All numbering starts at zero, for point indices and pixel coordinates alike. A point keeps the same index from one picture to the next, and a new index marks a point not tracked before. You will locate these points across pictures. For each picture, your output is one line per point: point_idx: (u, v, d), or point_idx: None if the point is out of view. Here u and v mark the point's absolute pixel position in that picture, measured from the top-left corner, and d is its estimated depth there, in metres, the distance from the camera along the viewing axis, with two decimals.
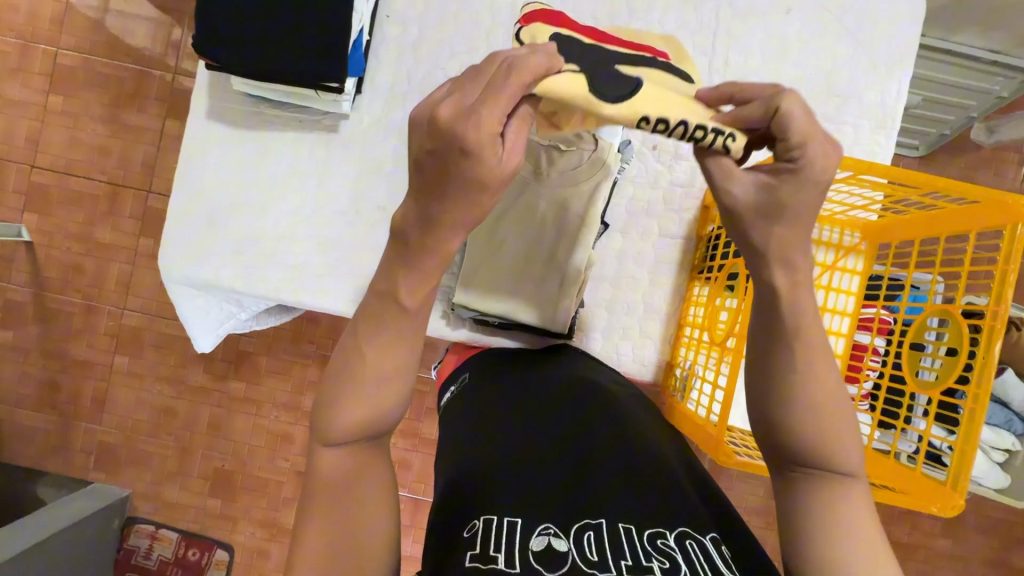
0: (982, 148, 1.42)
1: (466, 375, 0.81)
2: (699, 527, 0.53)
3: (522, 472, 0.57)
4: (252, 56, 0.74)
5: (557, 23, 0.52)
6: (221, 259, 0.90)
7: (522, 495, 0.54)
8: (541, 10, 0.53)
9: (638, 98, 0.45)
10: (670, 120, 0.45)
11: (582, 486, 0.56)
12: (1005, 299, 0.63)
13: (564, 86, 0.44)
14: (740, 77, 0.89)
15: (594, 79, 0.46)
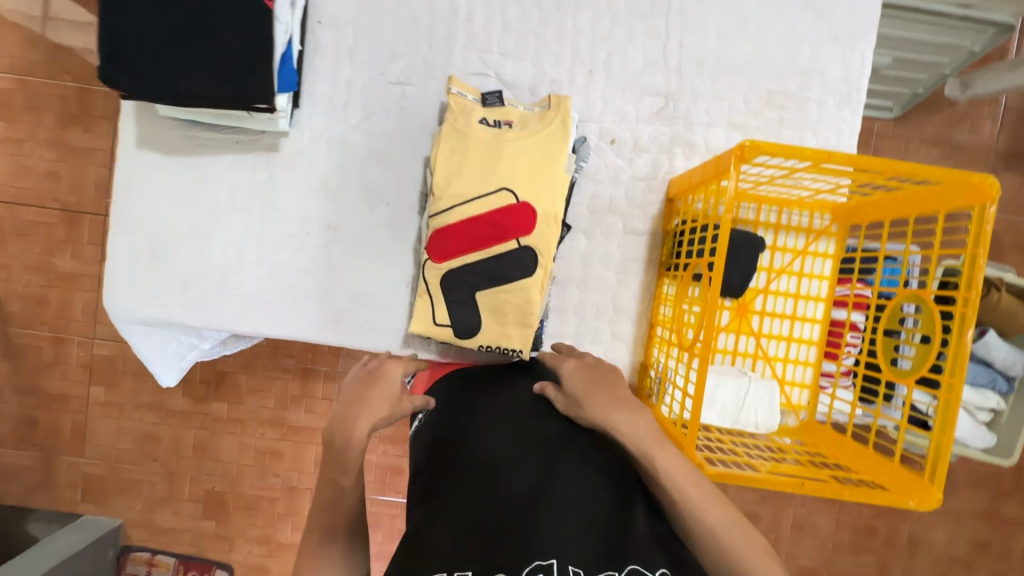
0: (957, 104, 1.39)
1: (432, 403, 0.79)
2: (648, 562, 0.56)
3: (482, 519, 0.58)
4: (169, 81, 0.69)
5: (446, 243, 0.77)
6: (171, 294, 0.86)
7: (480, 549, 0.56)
8: (437, 233, 0.78)
9: (479, 332, 0.79)
10: (495, 345, 0.79)
11: (539, 528, 0.57)
12: (976, 285, 0.61)
13: (438, 330, 0.80)
14: (697, 60, 0.85)
15: (455, 321, 0.80)
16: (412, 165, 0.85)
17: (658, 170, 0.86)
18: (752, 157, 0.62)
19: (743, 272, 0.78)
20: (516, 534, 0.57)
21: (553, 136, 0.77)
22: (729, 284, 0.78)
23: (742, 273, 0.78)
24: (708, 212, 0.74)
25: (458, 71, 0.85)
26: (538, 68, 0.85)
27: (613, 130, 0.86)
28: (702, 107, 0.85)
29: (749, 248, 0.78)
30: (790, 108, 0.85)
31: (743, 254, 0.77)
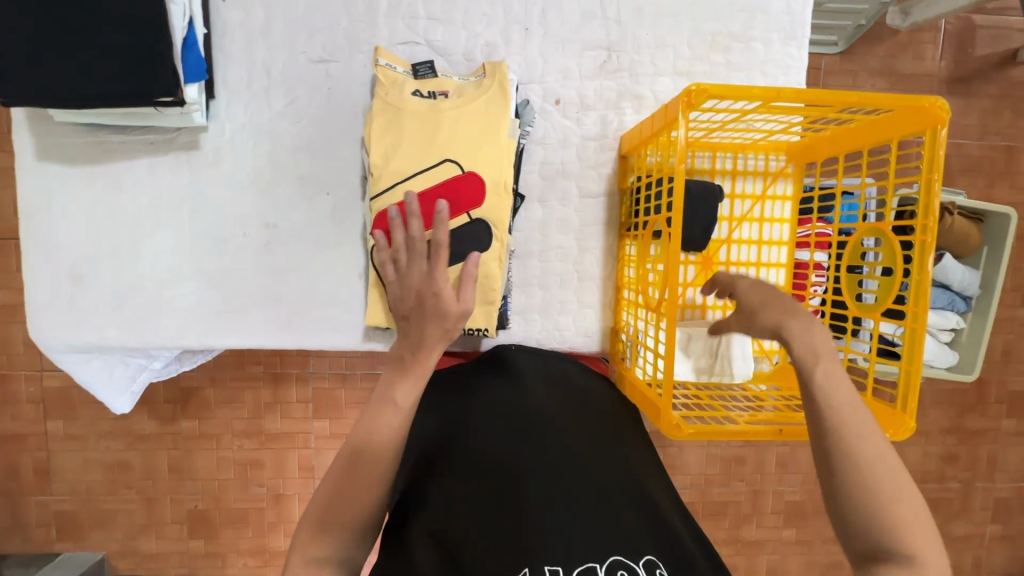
0: (898, 33, 1.38)
1: None
2: (635, 552, 0.55)
3: (456, 524, 0.57)
4: (55, 82, 0.62)
5: (394, 228, 0.73)
6: (103, 317, 0.79)
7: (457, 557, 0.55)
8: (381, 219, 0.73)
9: None
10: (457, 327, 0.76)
11: (514, 529, 0.56)
12: (933, 212, 0.60)
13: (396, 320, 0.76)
14: (635, 6, 0.80)
15: None
16: (349, 149, 0.80)
17: (608, 127, 0.82)
18: (701, 102, 0.59)
19: (703, 223, 0.75)
20: (492, 536, 0.56)
21: (492, 95, 0.73)
22: (691, 236, 0.76)
23: (703, 225, 0.75)
24: (662, 164, 0.71)
25: (384, 42, 0.79)
26: (470, 31, 0.79)
27: (557, 89, 0.81)
28: (646, 56, 0.82)
29: (706, 198, 0.75)
30: (736, 49, 0.82)
31: (701, 205, 0.75)
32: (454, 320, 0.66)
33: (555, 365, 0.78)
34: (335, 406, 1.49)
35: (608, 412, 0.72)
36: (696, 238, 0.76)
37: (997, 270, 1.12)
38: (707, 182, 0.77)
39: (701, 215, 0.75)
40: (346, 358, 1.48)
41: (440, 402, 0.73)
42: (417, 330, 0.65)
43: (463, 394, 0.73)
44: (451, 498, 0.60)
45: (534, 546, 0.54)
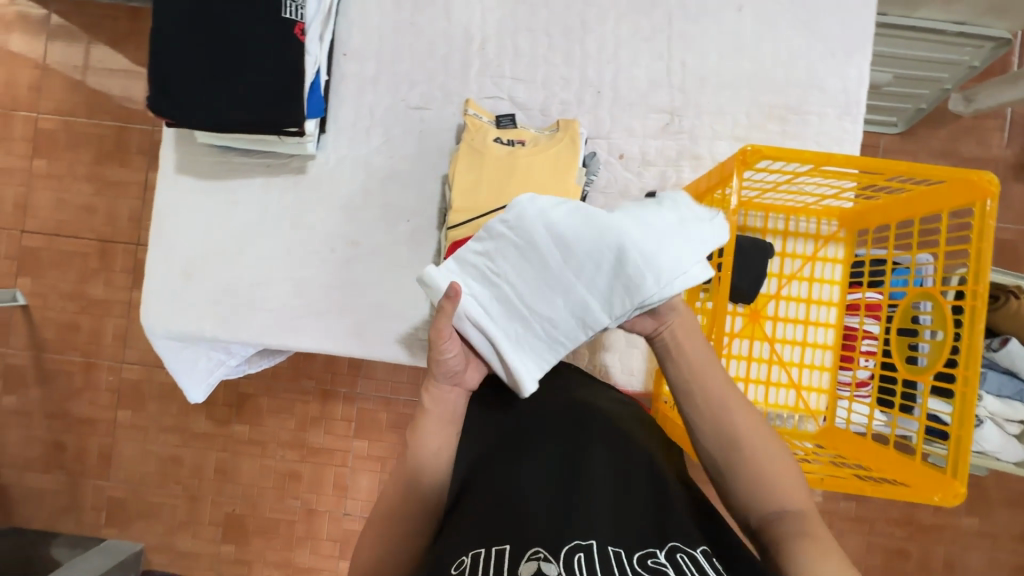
0: (961, 118, 1.41)
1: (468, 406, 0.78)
2: (689, 541, 0.55)
3: (510, 506, 0.59)
4: (209, 108, 0.75)
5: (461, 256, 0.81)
6: (201, 311, 0.91)
7: (511, 527, 0.56)
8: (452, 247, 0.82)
9: None
10: None
11: (570, 510, 0.58)
12: (983, 278, 0.63)
13: None
14: (698, 78, 0.89)
15: None
16: (431, 183, 0.90)
17: (666, 182, 0.89)
18: (754, 161, 0.66)
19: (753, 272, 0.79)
20: (544, 512, 0.58)
21: (565, 144, 0.82)
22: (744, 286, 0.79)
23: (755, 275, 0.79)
24: (713, 219, 0.77)
25: (473, 95, 0.90)
26: (548, 90, 0.90)
27: (622, 146, 0.90)
28: (706, 121, 0.89)
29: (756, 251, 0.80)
30: (792, 120, 0.89)
31: (754, 255, 0.79)
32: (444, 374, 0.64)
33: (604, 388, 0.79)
34: (375, 427, 1.55)
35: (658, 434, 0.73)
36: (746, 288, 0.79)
37: None
38: (756, 238, 0.82)
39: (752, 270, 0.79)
40: (392, 382, 1.55)
41: (486, 404, 0.74)
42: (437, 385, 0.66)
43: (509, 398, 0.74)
44: (511, 479, 0.62)
45: (593, 525, 0.56)
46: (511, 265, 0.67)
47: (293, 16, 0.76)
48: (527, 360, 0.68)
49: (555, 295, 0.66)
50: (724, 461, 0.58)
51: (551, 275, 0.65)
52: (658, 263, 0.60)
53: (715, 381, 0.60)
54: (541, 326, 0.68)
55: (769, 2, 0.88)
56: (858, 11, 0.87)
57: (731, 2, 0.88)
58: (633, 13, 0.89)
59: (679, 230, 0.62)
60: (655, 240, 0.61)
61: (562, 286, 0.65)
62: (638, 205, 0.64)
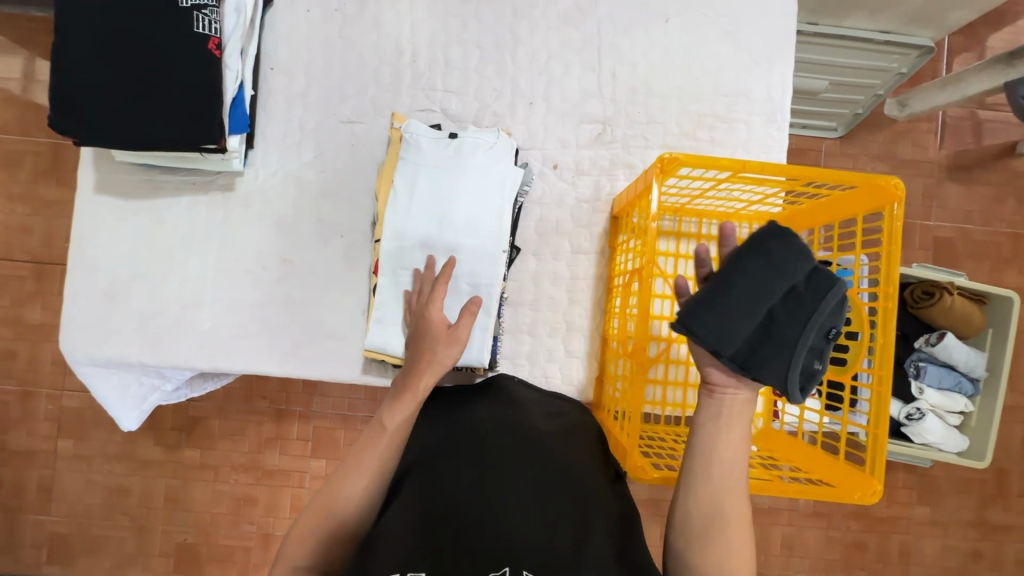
0: (895, 122, 1.47)
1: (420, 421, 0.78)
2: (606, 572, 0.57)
3: (438, 528, 0.61)
4: (120, 126, 0.72)
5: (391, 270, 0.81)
6: (127, 336, 0.87)
7: (431, 553, 0.58)
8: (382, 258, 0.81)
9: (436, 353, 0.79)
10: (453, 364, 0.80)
11: (493, 530, 0.60)
12: (893, 279, 0.64)
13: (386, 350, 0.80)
14: (630, 88, 0.90)
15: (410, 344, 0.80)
16: (365, 196, 0.89)
17: (601, 191, 0.90)
18: (672, 169, 0.67)
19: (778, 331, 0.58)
20: (477, 534, 0.60)
21: (500, 144, 0.79)
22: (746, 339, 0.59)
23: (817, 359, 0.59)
24: (642, 226, 0.78)
25: (404, 108, 0.90)
26: (481, 102, 0.90)
27: (557, 155, 0.90)
28: (637, 131, 0.90)
29: (771, 278, 0.57)
30: (720, 128, 0.90)
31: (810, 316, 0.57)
32: (443, 344, 0.73)
33: (548, 400, 0.82)
34: (333, 447, 1.51)
35: (589, 445, 0.75)
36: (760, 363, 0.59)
37: (1003, 352, 1.12)
38: (774, 227, 0.59)
39: (778, 328, 0.57)
40: (350, 399, 1.52)
41: (436, 418, 0.77)
42: (426, 351, 0.72)
43: (459, 414, 0.77)
44: (449, 498, 0.64)
45: (511, 546, 0.58)
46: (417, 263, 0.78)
47: (206, 31, 0.73)
48: (478, 345, 0.79)
49: (459, 254, 0.78)
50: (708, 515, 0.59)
51: (437, 245, 0.78)
52: (494, 197, 0.78)
53: (732, 477, 0.60)
54: (468, 284, 0.79)
55: (694, 14, 0.90)
56: (779, 21, 0.90)
57: (658, 15, 0.90)
58: (563, 25, 0.90)
59: (459, 156, 0.78)
60: (482, 178, 0.78)
61: (461, 244, 0.77)
62: (447, 153, 0.78)
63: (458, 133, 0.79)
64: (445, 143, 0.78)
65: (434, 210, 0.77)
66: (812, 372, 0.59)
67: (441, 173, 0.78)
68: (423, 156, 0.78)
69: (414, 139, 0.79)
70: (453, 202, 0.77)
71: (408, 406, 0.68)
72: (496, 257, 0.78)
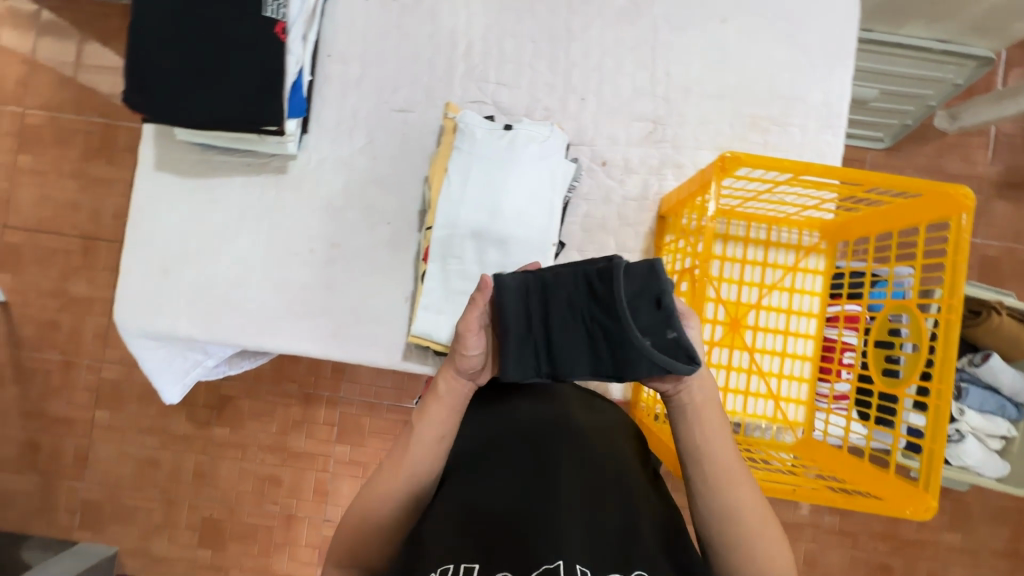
0: (946, 135, 1.43)
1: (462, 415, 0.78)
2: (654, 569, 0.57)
3: (481, 521, 0.61)
4: (187, 105, 0.74)
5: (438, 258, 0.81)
6: (177, 310, 0.89)
7: (475, 547, 0.58)
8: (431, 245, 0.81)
9: None
10: None
11: (539, 523, 0.59)
12: (958, 291, 0.62)
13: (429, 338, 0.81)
14: (683, 87, 0.90)
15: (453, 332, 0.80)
16: (413, 184, 0.90)
17: (648, 190, 0.89)
18: (732, 169, 0.66)
19: (608, 333, 0.59)
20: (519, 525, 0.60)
21: (553, 138, 0.80)
22: (597, 358, 0.61)
23: (667, 326, 0.58)
24: (694, 226, 0.78)
25: (456, 99, 0.90)
26: (532, 96, 0.90)
27: (606, 152, 0.90)
28: (689, 131, 0.90)
29: (549, 308, 0.61)
30: (774, 131, 0.89)
31: (620, 296, 0.57)
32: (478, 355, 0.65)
33: (585, 394, 0.81)
34: (358, 433, 1.53)
35: (629, 445, 0.74)
36: (626, 366, 0.59)
37: None
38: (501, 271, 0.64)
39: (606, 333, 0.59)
40: (376, 387, 1.54)
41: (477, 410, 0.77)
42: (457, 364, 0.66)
43: (497, 404, 0.76)
44: (490, 492, 0.64)
45: (560, 539, 0.57)
46: (467, 252, 0.78)
47: (274, 15, 0.75)
48: None
49: (509, 245, 0.78)
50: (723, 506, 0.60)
51: (486, 235, 0.78)
52: (545, 190, 0.79)
53: (729, 461, 0.61)
54: None
55: (753, 15, 0.89)
56: (841, 24, 0.88)
57: (716, 14, 0.89)
58: (618, 22, 0.90)
59: (513, 148, 0.78)
60: (535, 170, 0.78)
61: (512, 235, 0.78)
62: (501, 144, 0.78)
63: (513, 126, 0.80)
64: (501, 135, 0.79)
65: (486, 200, 0.78)
66: (673, 340, 0.58)
67: (494, 163, 0.78)
68: (477, 146, 0.79)
69: (469, 129, 0.79)
70: (506, 193, 0.77)
71: (439, 422, 0.66)
72: (545, 250, 0.79)
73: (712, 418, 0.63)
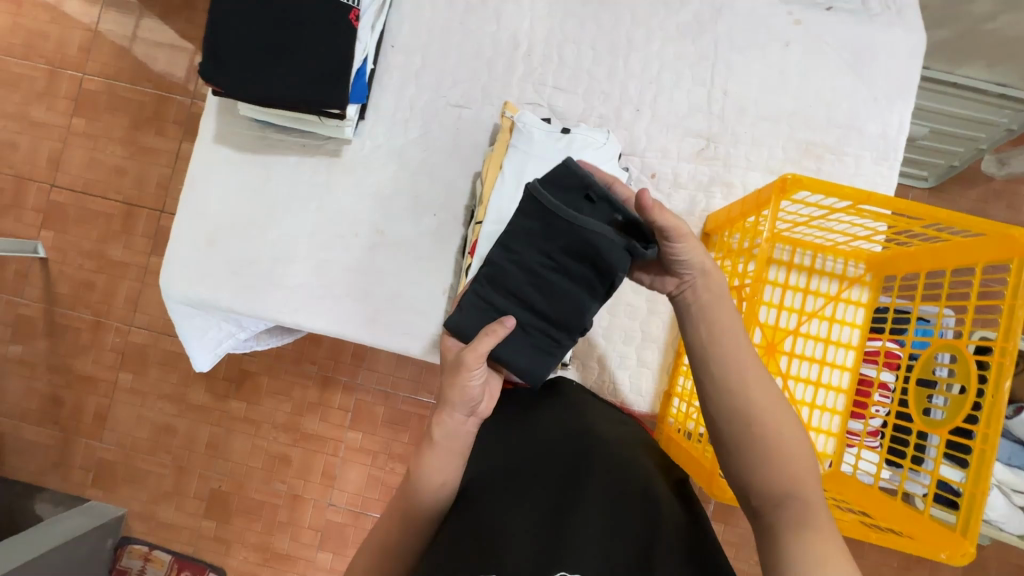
0: (993, 181, 1.41)
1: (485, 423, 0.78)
2: None
3: (501, 529, 0.62)
4: (257, 82, 0.76)
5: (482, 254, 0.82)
6: (220, 280, 0.91)
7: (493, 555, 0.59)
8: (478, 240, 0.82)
9: None
10: None
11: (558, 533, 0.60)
12: (1014, 335, 0.61)
13: None
14: (739, 107, 0.90)
15: None
16: (462, 179, 0.91)
17: (696, 206, 0.89)
18: (792, 190, 0.66)
19: (575, 255, 0.64)
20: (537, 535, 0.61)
21: (610, 144, 0.81)
22: (589, 287, 0.65)
23: (608, 209, 0.63)
24: (742, 246, 0.78)
25: (513, 99, 0.91)
26: (588, 103, 0.91)
27: (655, 166, 0.90)
28: (741, 151, 0.89)
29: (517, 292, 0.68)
30: (828, 159, 0.88)
31: (555, 209, 0.63)
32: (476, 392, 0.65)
33: (613, 412, 0.80)
34: (371, 421, 1.54)
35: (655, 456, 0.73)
36: (609, 269, 0.63)
37: None
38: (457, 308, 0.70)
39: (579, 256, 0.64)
40: (393, 377, 1.54)
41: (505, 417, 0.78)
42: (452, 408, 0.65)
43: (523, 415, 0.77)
44: (510, 499, 0.65)
45: (578, 551, 0.58)
46: None
47: (350, 3, 0.77)
48: None
49: None
50: (734, 414, 0.58)
51: None
52: None
53: (745, 360, 0.59)
54: None
55: (817, 42, 0.89)
56: (907, 58, 0.88)
57: (780, 38, 0.89)
58: (680, 37, 0.90)
59: (570, 151, 0.79)
60: None
61: None
62: (558, 147, 0.79)
63: (571, 129, 0.80)
64: (560, 138, 0.80)
65: None
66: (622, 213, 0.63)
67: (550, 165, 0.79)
68: (534, 146, 0.79)
69: (529, 130, 0.80)
70: None
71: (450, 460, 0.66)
72: None
73: (718, 309, 0.61)
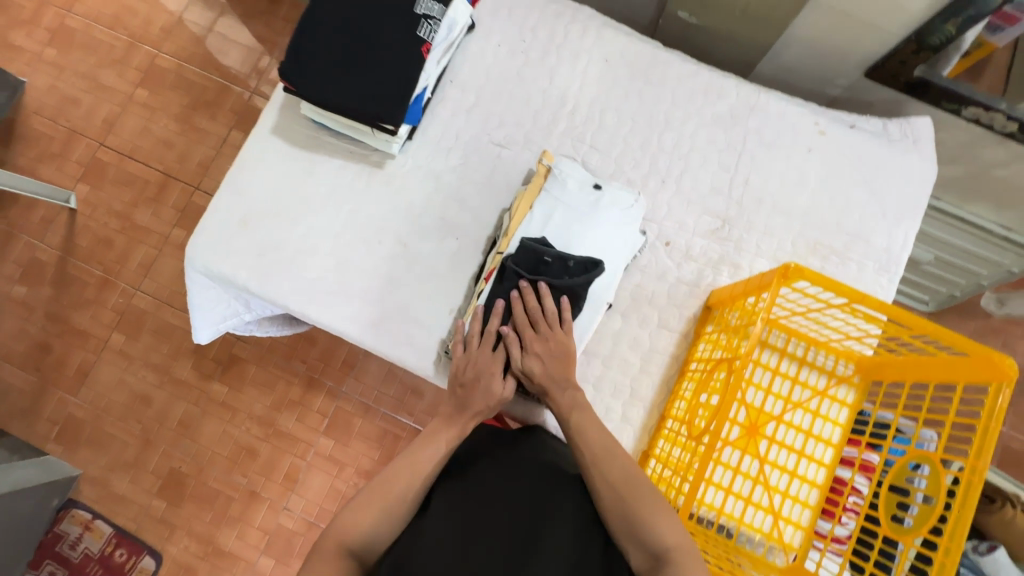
0: (991, 317, 1.45)
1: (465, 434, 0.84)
2: None
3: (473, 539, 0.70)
4: (325, 87, 0.84)
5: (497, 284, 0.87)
6: (242, 258, 0.95)
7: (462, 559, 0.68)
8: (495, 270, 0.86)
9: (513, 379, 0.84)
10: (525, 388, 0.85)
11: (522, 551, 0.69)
12: (985, 455, 0.61)
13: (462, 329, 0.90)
14: (757, 198, 0.96)
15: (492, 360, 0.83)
16: (490, 212, 0.96)
17: (703, 279, 0.94)
18: (794, 279, 0.70)
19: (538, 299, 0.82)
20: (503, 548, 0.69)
21: (634, 209, 0.87)
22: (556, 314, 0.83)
23: (562, 261, 0.82)
24: (739, 323, 0.81)
25: (551, 148, 0.98)
26: (618, 166, 0.97)
27: (671, 234, 0.95)
28: (753, 238, 0.95)
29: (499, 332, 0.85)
30: (833, 260, 0.94)
31: (528, 275, 0.82)
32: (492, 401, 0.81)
33: None
34: (346, 431, 1.53)
35: None
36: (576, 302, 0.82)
37: None
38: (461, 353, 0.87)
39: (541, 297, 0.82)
40: (377, 392, 1.55)
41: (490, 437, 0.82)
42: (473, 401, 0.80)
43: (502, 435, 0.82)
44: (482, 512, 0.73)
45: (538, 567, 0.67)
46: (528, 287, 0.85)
47: (424, 36, 0.85)
48: None
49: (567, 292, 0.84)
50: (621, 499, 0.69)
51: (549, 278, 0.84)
52: (615, 251, 0.85)
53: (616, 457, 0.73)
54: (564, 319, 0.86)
55: (837, 154, 0.96)
56: (916, 185, 0.95)
57: (804, 143, 0.96)
58: (714, 125, 0.98)
59: (597, 207, 0.85)
60: (610, 231, 0.85)
61: None
62: (586, 200, 0.85)
63: (601, 187, 0.87)
64: (590, 194, 0.86)
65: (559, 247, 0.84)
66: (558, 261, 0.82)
67: (575, 214, 0.84)
68: (565, 194, 0.86)
69: (563, 179, 0.87)
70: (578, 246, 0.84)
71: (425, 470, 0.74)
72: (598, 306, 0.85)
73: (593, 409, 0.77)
